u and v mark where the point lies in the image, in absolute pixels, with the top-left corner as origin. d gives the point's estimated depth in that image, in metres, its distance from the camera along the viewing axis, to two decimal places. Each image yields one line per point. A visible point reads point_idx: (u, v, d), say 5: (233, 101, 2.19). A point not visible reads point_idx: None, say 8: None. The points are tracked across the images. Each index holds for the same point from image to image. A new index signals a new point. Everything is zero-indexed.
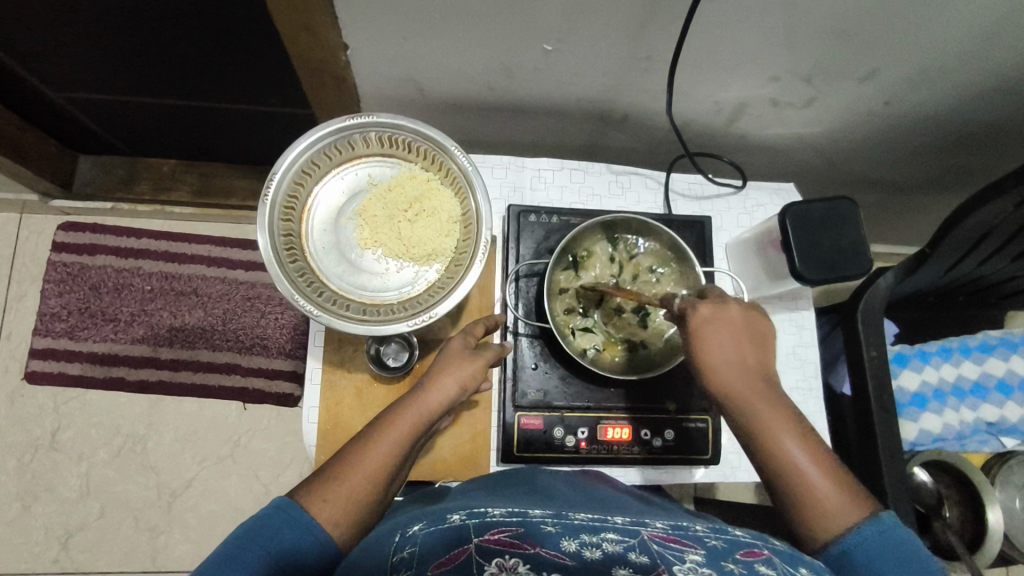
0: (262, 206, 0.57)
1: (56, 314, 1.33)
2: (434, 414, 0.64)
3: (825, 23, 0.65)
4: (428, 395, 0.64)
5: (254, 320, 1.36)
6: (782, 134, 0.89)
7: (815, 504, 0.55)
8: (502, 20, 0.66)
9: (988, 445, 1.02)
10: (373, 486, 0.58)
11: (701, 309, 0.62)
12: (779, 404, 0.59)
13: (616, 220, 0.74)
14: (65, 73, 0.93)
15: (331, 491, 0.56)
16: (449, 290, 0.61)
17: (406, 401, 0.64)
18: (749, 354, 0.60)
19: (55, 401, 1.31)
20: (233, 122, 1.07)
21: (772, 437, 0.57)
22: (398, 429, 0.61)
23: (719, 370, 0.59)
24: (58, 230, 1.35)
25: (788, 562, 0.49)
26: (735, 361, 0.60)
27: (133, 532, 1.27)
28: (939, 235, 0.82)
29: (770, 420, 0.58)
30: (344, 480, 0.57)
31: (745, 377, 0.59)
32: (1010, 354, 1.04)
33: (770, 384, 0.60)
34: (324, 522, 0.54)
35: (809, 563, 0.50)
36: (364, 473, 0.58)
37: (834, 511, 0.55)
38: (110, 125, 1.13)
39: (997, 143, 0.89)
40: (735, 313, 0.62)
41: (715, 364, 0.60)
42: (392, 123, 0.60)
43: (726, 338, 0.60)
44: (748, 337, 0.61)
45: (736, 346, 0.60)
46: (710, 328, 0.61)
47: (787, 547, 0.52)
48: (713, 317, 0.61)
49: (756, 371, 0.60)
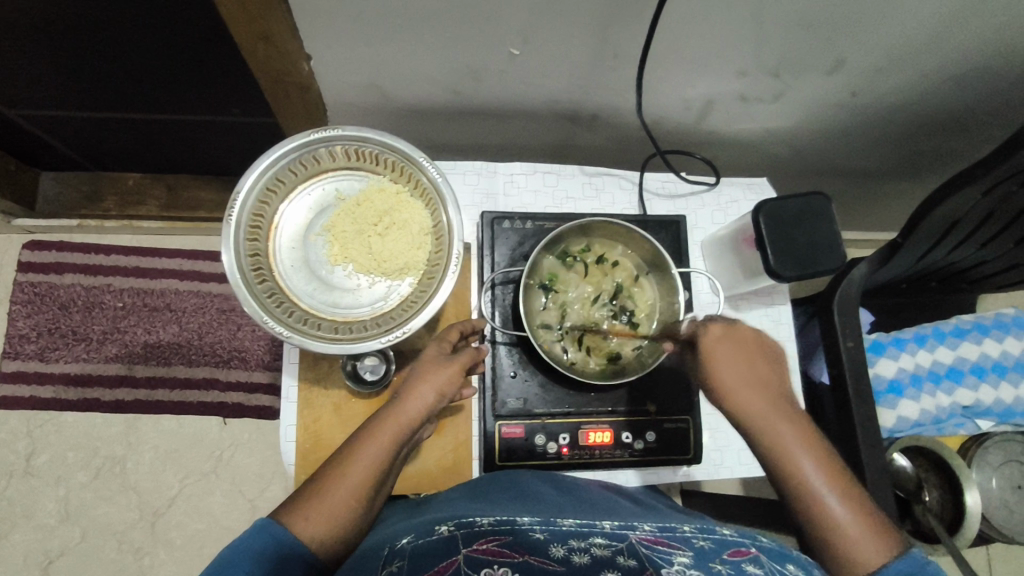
0: (226, 228, 0.56)
1: (25, 336, 1.30)
2: (415, 423, 0.63)
3: (788, 17, 0.65)
4: (406, 406, 0.63)
5: (230, 333, 1.33)
6: (751, 129, 0.90)
7: (833, 533, 0.56)
8: (464, 24, 0.65)
9: (965, 428, 1.03)
10: (358, 501, 0.58)
11: (714, 329, 0.65)
12: (799, 425, 0.61)
13: (593, 225, 0.73)
14: (21, 90, 0.90)
15: (314, 507, 0.56)
16: (423, 304, 0.60)
17: (385, 413, 0.63)
18: (766, 375, 0.63)
19: (28, 425, 1.27)
20: (198, 134, 1.05)
21: (790, 457, 0.59)
22: (379, 443, 0.61)
23: (735, 390, 0.62)
24: (22, 249, 1.31)
25: (775, 559, 0.51)
26: (751, 380, 0.62)
27: (117, 554, 1.25)
28: (910, 225, 0.83)
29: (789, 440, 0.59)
30: (327, 496, 0.57)
31: (767, 398, 0.61)
32: (983, 337, 1.05)
33: (789, 404, 0.62)
34: (309, 538, 0.55)
35: (796, 559, 0.52)
36: (348, 488, 0.58)
37: (856, 542, 0.55)
38: (70, 139, 1.10)
39: (963, 129, 0.90)
40: (748, 334, 0.65)
41: (733, 382, 0.62)
42: (359, 136, 0.59)
43: (743, 361, 0.63)
44: (760, 355, 0.64)
45: (749, 367, 0.63)
46: (723, 350, 0.64)
47: (774, 545, 0.53)
48: (726, 336, 0.64)
49: (774, 391, 0.62)
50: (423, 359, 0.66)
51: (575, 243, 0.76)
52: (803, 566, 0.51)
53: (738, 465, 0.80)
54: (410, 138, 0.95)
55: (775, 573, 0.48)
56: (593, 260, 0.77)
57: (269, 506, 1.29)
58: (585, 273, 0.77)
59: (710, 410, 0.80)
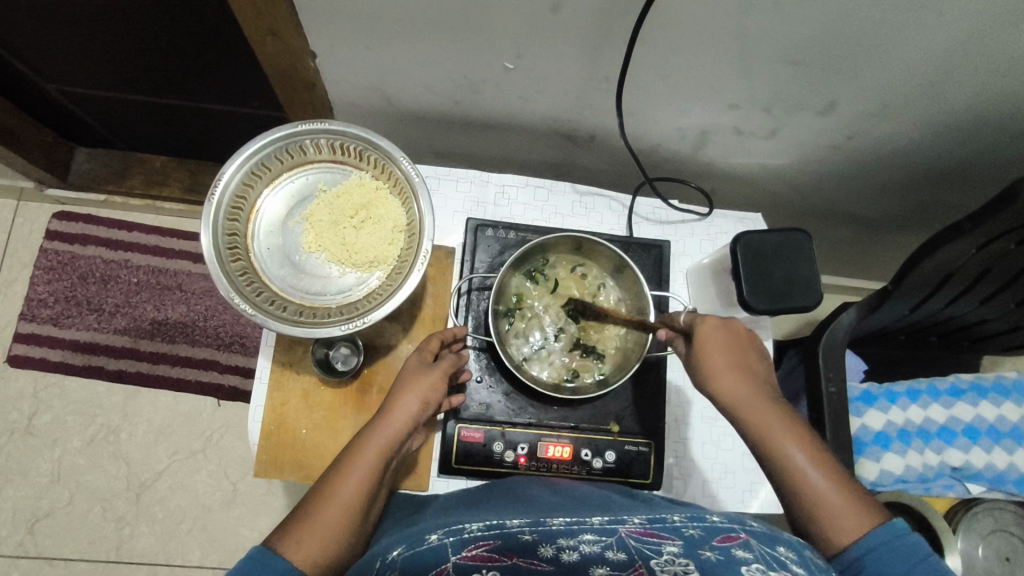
0: (206, 205, 0.59)
1: (43, 301, 1.36)
2: (401, 435, 0.63)
3: (775, 54, 0.66)
4: (390, 418, 0.63)
5: (234, 318, 1.37)
6: (748, 163, 0.90)
7: (822, 509, 0.57)
8: (460, 37, 0.68)
9: (953, 490, 1.00)
10: (350, 519, 0.57)
11: (710, 319, 0.65)
12: (781, 409, 0.60)
13: (556, 241, 0.74)
14: (61, 65, 0.97)
15: (305, 530, 0.55)
16: (386, 297, 0.62)
17: (369, 427, 0.63)
18: (749, 359, 0.63)
19: (34, 386, 1.32)
20: (220, 122, 1.11)
21: (777, 441, 0.59)
22: (366, 459, 0.60)
23: (724, 376, 0.61)
24: (52, 219, 1.38)
25: (765, 542, 0.50)
26: (736, 368, 0.62)
27: (101, 521, 1.28)
28: (900, 274, 0.82)
29: (775, 424, 0.59)
30: (319, 517, 0.56)
31: (754, 387, 0.61)
32: (979, 399, 1.02)
33: (775, 393, 0.62)
34: (301, 561, 0.53)
35: (787, 541, 0.52)
36: (338, 507, 0.57)
37: (841, 516, 0.56)
38: (100, 116, 1.16)
39: (966, 182, 0.89)
40: (737, 327, 0.65)
41: (719, 368, 0.62)
42: (342, 130, 0.61)
43: (733, 349, 0.63)
44: (750, 348, 0.64)
45: (739, 356, 0.63)
46: (711, 339, 0.63)
47: (765, 529, 0.53)
48: (720, 327, 0.64)
49: (762, 380, 0.62)
50: (405, 370, 0.67)
51: (538, 264, 0.78)
52: (793, 548, 0.50)
53: (702, 497, 0.78)
54: (413, 144, 0.98)
55: (765, 557, 0.48)
56: (556, 281, 0.79)
57: (250, 491, 1.31)
58: (549, 294, 0.78)
59: (674, 438, 0.79)
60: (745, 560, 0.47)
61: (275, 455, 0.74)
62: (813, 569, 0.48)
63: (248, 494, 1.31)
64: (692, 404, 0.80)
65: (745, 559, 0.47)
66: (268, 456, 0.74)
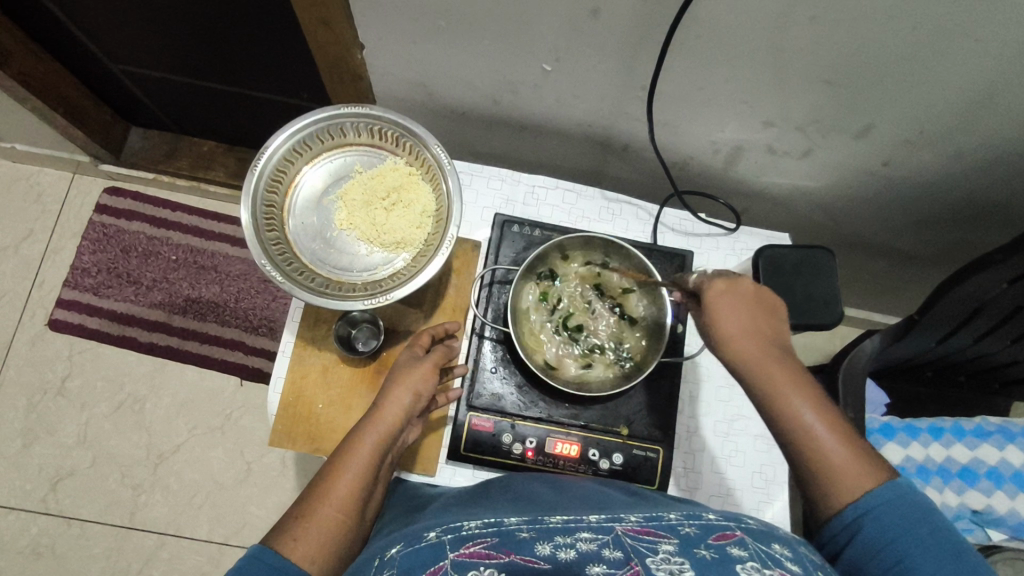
0: (250, 175, 0.63)
1: (86, 270, 1.42)
2: (394, 428, 0.64)
3: (810, 71, 0.66)
4: (382, 412, 0.64)
5: (264, 303, 1.42)
6: (780, 184, 0.90)
7: (829, 477, 0.54)
8: (501, 38, 0.71)
9: (972, 535, 0.93)
10: (346, 515, 0.58)
11: (716, 284, 0.61)
12: (797, 373, 0.57)
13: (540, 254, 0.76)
14: (125, 47, 1.04)
15: (302, 529, 0.55)
16: (408, 277, 0.65)
17: (363, 423, 0.64)
18: (764, 326, 0.59)
19: (70, 350, 1.38)
20: (270, 112, 1.16)
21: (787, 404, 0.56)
22: (360, 454, 0.61)
23: (737, 338, 0.58)
24: (103, 192, 1.45)
25: (759, 539, 0.50)
26: (751, 329, 0.58)
27: (119, 486, 1.32)
28: (929, 301, 0.80)
29: (793, 383, 0.56)
30: (315, 515, 0.56)
31: (763, 345, 0.58)
32: (1006, 443, 0.94)
33: (784, 350, 0.59)
34: (299, 559, 0.53)
35: (783, 538, 0.52)
36: (334, 503, 0.58)
37: (844, 480, 0.54)
38: (155, 97, 1.23)
39: (1003, 219, 0.87)
40: (749, 287, 0.60)
41: (733, 330, 0.58)
42: (380, 116, 0.66)
43: (745, 313, 0.59)
44: (760, 307, 0.60)
45: (752, 319, 0.59)
46: (727, 302, 0.59)
47: (761, 526, 0.52)
48: (729, 291, 0.60)
49: (771, 341, 0.59)
50: (397, 366, 0.68)
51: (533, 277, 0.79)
52: (788, 544, 0.51)
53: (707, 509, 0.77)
54: (449, 141, 1.01)
55: (759, 555, 0.47)
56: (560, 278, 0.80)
57: (264, 471, 1.34)
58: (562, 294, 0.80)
59: (686, 449, 0.78)
60: (741, 558, 0.46)
61: (291, 426, 0.76)
62: (805, 565, 0.48)
63: (262, 474, 1.34)
64: (703, 417, 0.80)
65: (743, 557, 0.46)
66: (283, 426, 0.76)
